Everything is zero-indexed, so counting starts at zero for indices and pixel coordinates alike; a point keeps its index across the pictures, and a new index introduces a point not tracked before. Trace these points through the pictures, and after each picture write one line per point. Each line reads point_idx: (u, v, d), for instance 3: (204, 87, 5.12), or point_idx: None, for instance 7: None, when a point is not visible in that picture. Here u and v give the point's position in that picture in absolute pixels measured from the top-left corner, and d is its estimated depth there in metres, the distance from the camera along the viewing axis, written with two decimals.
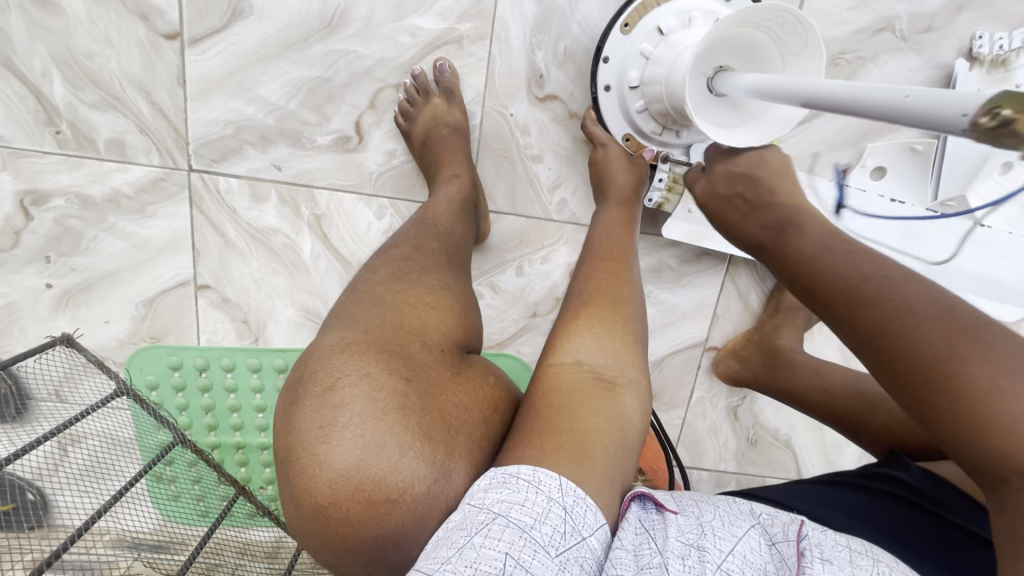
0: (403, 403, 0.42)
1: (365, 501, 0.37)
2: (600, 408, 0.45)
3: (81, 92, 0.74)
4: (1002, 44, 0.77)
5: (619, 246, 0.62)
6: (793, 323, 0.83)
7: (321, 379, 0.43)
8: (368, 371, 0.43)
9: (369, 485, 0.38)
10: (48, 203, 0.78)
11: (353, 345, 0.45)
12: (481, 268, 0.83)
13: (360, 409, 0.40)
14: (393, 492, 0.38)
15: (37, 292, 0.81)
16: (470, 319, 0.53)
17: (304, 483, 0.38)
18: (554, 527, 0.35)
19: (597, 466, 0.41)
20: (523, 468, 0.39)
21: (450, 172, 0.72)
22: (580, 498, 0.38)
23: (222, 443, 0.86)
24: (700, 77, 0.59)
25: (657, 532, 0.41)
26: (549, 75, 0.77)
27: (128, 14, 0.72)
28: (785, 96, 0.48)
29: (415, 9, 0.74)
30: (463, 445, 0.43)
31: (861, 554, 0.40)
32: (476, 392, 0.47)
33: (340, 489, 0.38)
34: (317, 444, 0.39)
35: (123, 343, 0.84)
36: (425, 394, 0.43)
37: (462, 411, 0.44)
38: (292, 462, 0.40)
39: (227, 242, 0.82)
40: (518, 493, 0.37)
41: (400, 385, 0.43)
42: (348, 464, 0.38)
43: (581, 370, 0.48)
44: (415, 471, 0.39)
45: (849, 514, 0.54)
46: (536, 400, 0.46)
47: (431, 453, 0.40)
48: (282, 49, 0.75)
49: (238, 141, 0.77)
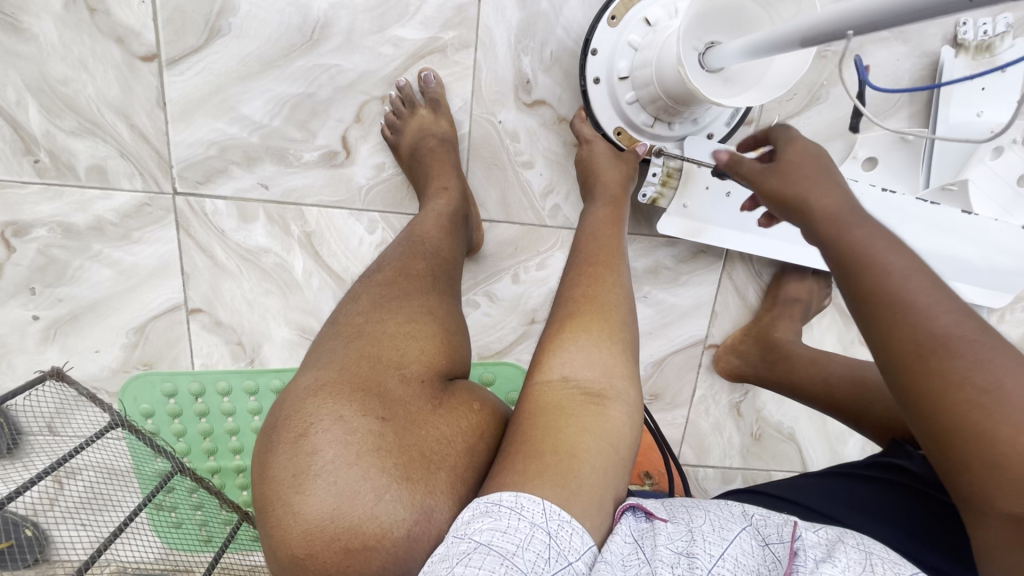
0: (378, 444, 0.41)
1: (342, 550, 0.37)
2: (588, 427, 0.44)
3: (58, 118, 0.73)
4: (985, 30, 0.77)
5: (606, 247, 0.60)
6: (789, 316, 0.83)
7: (294, 424, 0.41)
8: (342, 413, 0.41)
9: (344, 534, 0.37)
10: (31, 234, 0.76)
11: (326, 386, 0.43)
12: (476, 278, 0.82)
13: (334, 455, 0.39)
14: (371, 539, 0.37)
15: (23, 325, 0.79)
16: (455, 343, 0.51)
17: (279, 534, 0.38)
18: (538, 553, 0.35)
19: (583, 486, 0.40)
20: (505, 494, 0.38)
21: (439, 185, 0.71)
22: (565, 521, 0.37)
23: (221, 467, 0.85)
24: (692, 50, 0.58)
25: (646, 541, 0.41)
26: (535, 80, 0.76)
27: (103, 37, 0.70)
28: (780, 45, 0.47)
29: (397, 19, 0.73)
30: (444, 479, 0.41)
31: (854, 547, 0.40)
32: (460, 422, 0.45)
33: (316, 538, 0.37)
34: (291, 495, 0.38)
35: (116, 372, 0.83)
36: (402, 430, 0.42)
37: (443, 444, 0.43)
38: (267, 512, 0.39)
39: (217, 264, 0.80)
40: (500, 520, 0.36)
41: (376, 424, 0.42)
42: (324, 512, 0.37)
43: (568, 387, 0.47)
44: (392, 515, 0.38)
45: (855, 507, 0.53)
46: (522, 424, 0.45)
47: (409, 495, 0.39)
48: (263, 66, 0.73)
49: (223, 161, 0.76)
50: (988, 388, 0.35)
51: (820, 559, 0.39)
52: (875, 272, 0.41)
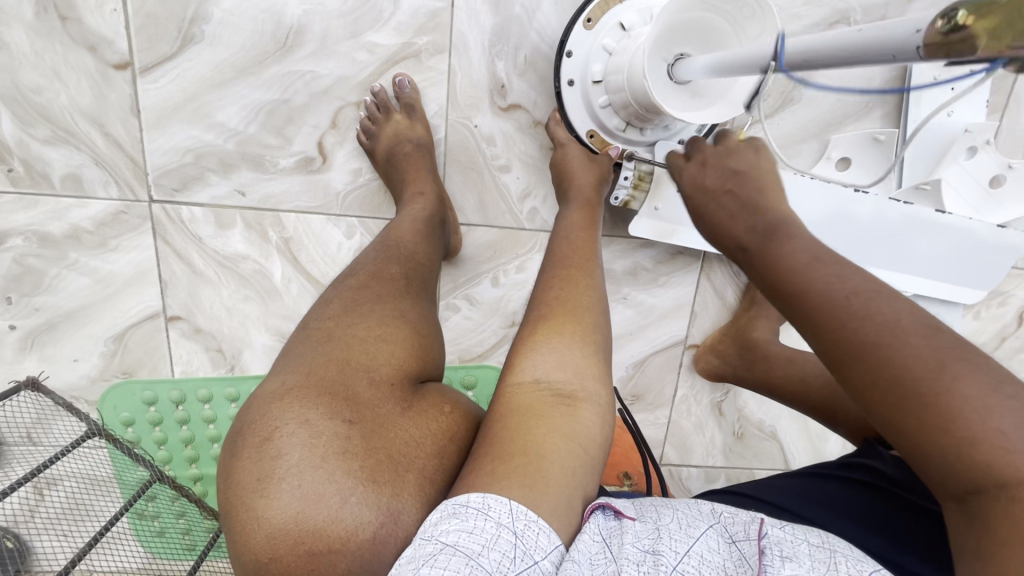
0: (345, 448, 0.41)
1: (306, 554, 0.37)
2: (558, 428, 0.44)
3: (32, 127, 0.72)
4: None
5: (581, 251, 0.60)
6: (767, 316, 0.83)
7: (260, 429, 0.41)
8: (308, 417, 0.41)
9: (309, 537, 0.37)
10: (6, 243, 0.76)
11: (294, 390, 0.43)
12: (456, 281, 0.83)
13: (299, 458, 0.39)
14: (335, 542, 0.37)
15: (1, 334, 0.79)
16: (427, 347, 0.51)
17: (244, 538, 0.38)
18: (503, 553, 0.35)
19: (552, 486, 0.40)
20: (472, 497, 0.38)
21: (415, 189, 0.71)
22: (532, 521, 0.37)
23: (204, 475, 0.85)
24: (661, 62, 0.59)
25: (614, 539, 0.41)
26: (511, 84, 0.76)
27: (75, 46, 0.70)
28: (737, 65, 0.49)
29: (371, 25, 0.73)
30: (412, 482, 0.41)
31: (819, 546, 0.40)
32: (430, 424, 0.46)
33: (280, 542, 0.37)
34: (255, 499, 0.38)
35: (95, 381, 0.83)
36: (370, 433, 0.42)
37: (411, 446, 0.43)
38: (232, 517, 0.39)
39: (195, 271, 0.80)
40: (466, 522, 0.37)
41: (343, 428, 0.42)
42: (288, 516, 0.37)
43: (539, 388, 0.47)
44: (357, 518, 0.38)
45: (830, 509, 0.54)
46: (493, 425, 0.46)
47: (375, 498, 0.39)
48: (237, 73, 0.73)
49: (198, 168, 0.76)
50: (932, 381, 0.35)
51: (784, 556, 0.39)
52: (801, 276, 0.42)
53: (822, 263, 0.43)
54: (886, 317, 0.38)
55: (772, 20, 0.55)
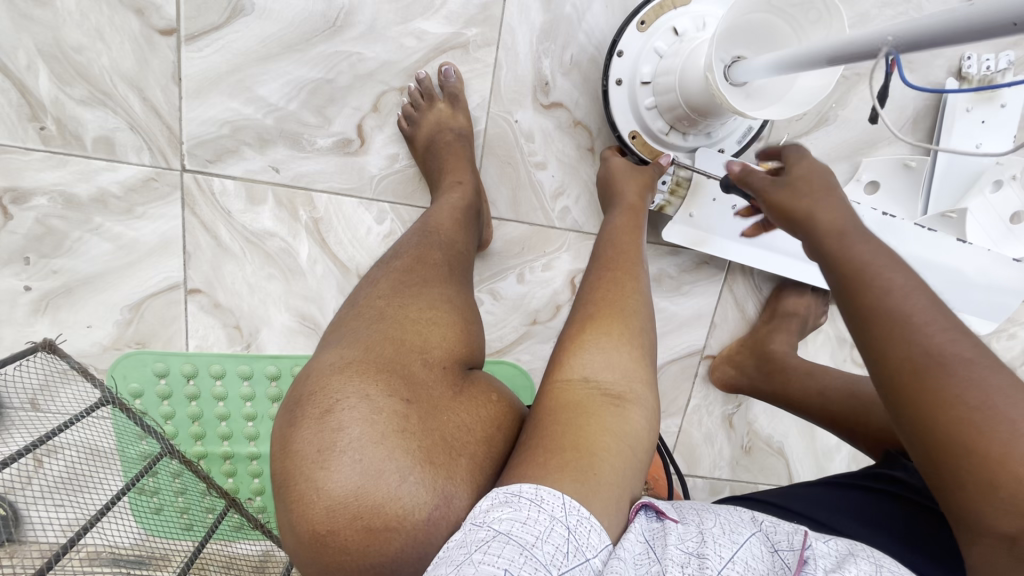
0: (403, 426, 0.41)
1: (363, 529, 0.36)
2: (608, 426, 0.44)
3: (69, 86, 0.71)
4: (989, 65, 0.78)
5: (626, 255, 0.60)
6: (786, 329, 0.83)
7: (319, 400, 0.41)
8: (367, 392, 0.41)
9: (366, 512, 0.37)
10: (30, 202, 0.75)
11: (352, 364, 0.43)
12: (481, 274, 0.82)
13: (360, 432, 0.39)
14: (393, 519, 0.37)
15: (14, 295, 0.78)
16: (473, 335, 0.51)
17: (300, 508, 0.37)
18: (556, 546, 0.35)
19: (603, 484, 0.40)
20: (525, 486, 0.38)
21: (453, 179, 0.71)
22: (584, 517, 0.37)
23: (209, 453, 0.84)
24: (719, 63, 0.58)
25: (657, 541, 0.41)
26: (554, 82, 0.76)
27: (123, 8, 0.70)
28: (811, 60, 0.48)
29: (421, 13, 0.73)
30: (464, 467, 0.41)
31: (864, 559, 0.41)
32: (480, 411, 0.45)
33: (339, 515, 0.36)
34: (315, 470, 0.38)
35: (106, 350, 0.81)
36: (426, 414, 0.42)
37: (463, 431, 0.43)
38: (288, 486, 0.39)
39: (220, 244, 0.79)
40: (519, 511, 0.36)
41: (400, 406, 0.42)
42: (347, 488, 0.37)
43: (586, 385, 0.47)
44: (414, 497, 0.38)
45: (851, 517, 0.54)
46: (542, 417, 0.46)
47: (432, 478, 0.39)
48: (284, 49, 0.73)
49: (235, 141, 0.75)
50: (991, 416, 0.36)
51: (829, 569, 0.39)
52: (882, 290, 0.44)
53: (901, 273, 0.45)
54: (952, 344, 0.40)
55: (839, 20, 0.54)
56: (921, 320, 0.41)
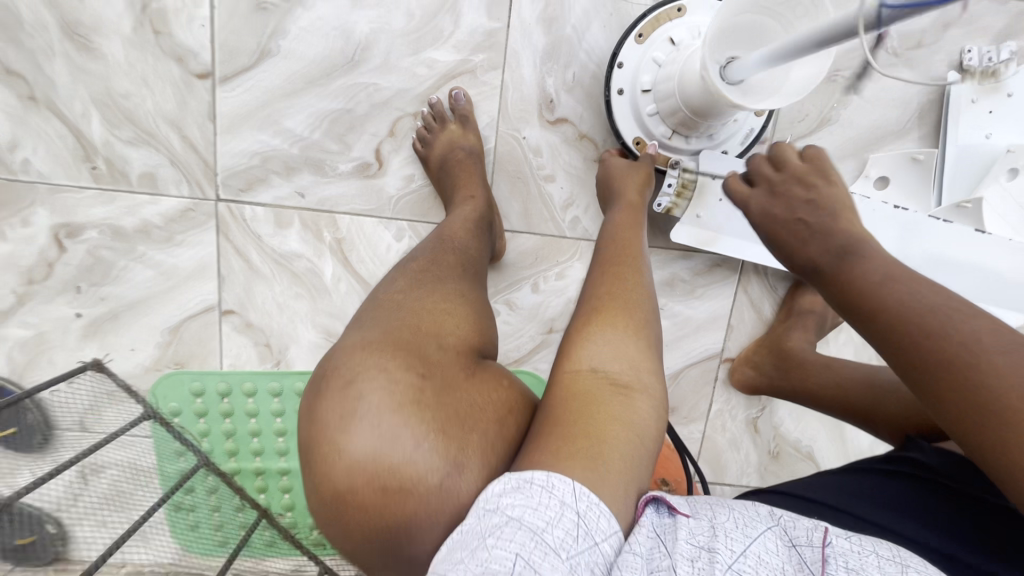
0: (419, 398, 0.43)
1: (380, 490, 0.39)
2: (617, 416, 0.46)
3: (117, 128, 0.79)
4: (990, 57, 0.78)
5: (628, 251, 0.61)
6: (801, 327, 0.82)
7: (342, 373, 0.44)
8: (387, 366, 0.44)
9: (383, 474, 0.39)
10: (82, 235, 0.82)
11: (373, 342, 0.46)
12: (497, 286, 0.85)
13: (379, 402, 0.41)
14: (407, 483, 0.39)
15: (67, 322, 0.84)
16: (485, 325, 0.54)
17: (323, 471, 0.40)
18: (565, 531, 0.37)
19: (612, 472, 0.42)
20: (537, 473, 0.40)
21: (466, 193, 0.75)
22: (593, 503, 0.39)
23: (242, 468, 0.88)
24: (716, 66, 0.60)
25: (668, 536, 0.41)
26: (559, 99, 0.80)
27: (164, 57, 0.77)
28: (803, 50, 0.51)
29: (432, 43, 0.78)
30: (477, 440, 0.43)
31: (890, 560, 0.40)
32: (492, 393, 0.47)
33: (358, 476, 0.39)
34: (336, 434, 0.41)
35: (148, 370, 0.87)
36: (441, 389, 0.44)
37: (477, 408, 0.45)
38: (312, 451, 0.41)
39: (251, 267, 0.85)
40: (531, 497, 0.38)
41: (417, 380, 0.44)
42: (364, 453, 0.39)
43: (597, 375, 0.48)
44: (427, 463, 0.40)
45: (870, 501, 0.52)
46: (553, 405, 0.47)
47: (444, 448, 0.41)
48: (307, 84, 0.79)
49: (264, 170, 0.81)
50: None
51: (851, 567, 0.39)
52: (898, 293, 0.44)
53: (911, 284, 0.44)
54: (991, 347, 0.38)
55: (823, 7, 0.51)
56: (955, 337, 0.39)
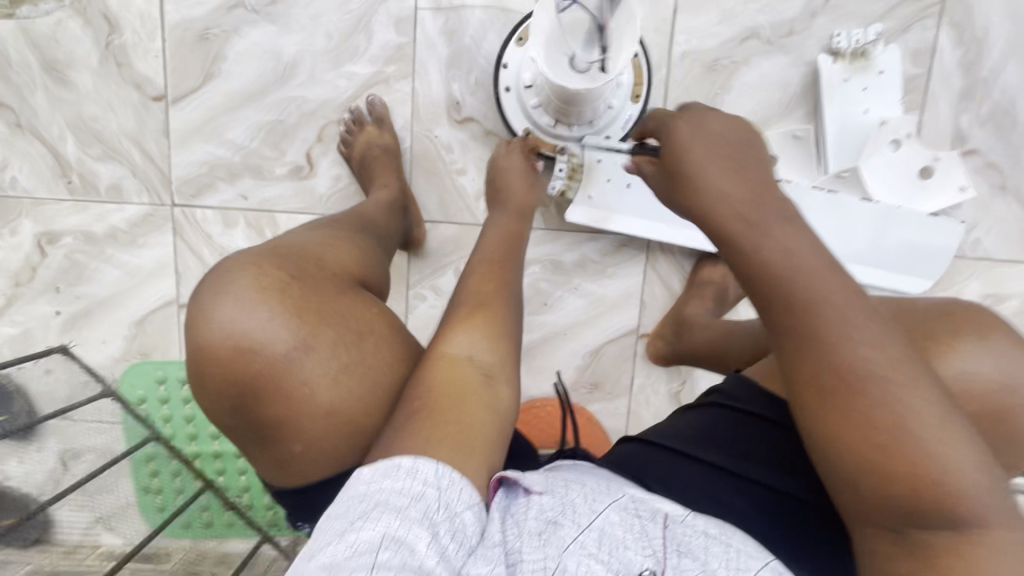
0: (285, 292, 0.51)
1: (235, 349, 0.48)
2: (479, 403, 0.50)
3: (88, 147, 0.92)
4: (858, 38, 0.84)
5: (505, 251, 0.66)
6: (698, 296, 0.87)
7: (227, 268, 0.53)
8: (264, 266, 0.53)
9: (239, 338, 0.48)
10: (60, 241, 0.94)
11: (261, 252, 0.55)
12: (422, 272, 0.93)
13: (249, 288, 0.51)
14: (258, 348, 0.48)
15: (48, 319, 0.96)
16: (367, 264, 0.63)
17: (194, 335, 0.49)
18: (429, 508, 0.40)
19: (475, 457, 0.46)
20: (404, 458, 0.43)
21: (381, 183, 0.85)
22: (457, 478, 0.43)
23: (202, 451, 0.97)
24: (562, 57, 0.71)
25: (520, 516, 0.44)
26: (464, 100, 0.89)
27: (126, 84, 0.90)
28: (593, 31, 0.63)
29: (350, 58, 0.89)
30: (331, 333, 0.51)
31: (715, 537, 0.45)
32: (357, 304, 0.55)
33: (220, 340, 0.48)
34: (210, 307, 0.50)
35: (117, 361, 0.97)
36: (308, 290, 0.53)
37: (339, 311, 0.53)
38: (191, 320, 0.51)
39: (204, 264, 0.95)
40: (398, 481, 0.41)
41: (288, 280, 0.53)
42: (230, 325, 0.48)
43: (468, 366, 0.52)
44: (278, 336, 0.49)
45: (702, 444, 0.56)
46: (424, 389, 0.50)
47: (296, 327, 0.50)
48: (245, 100, 0.90)
49: (211, 177, 0.92)
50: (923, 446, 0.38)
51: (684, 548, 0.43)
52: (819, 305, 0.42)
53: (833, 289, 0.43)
54: (889, 373, 0.40)
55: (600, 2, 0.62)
56: (866, 364, 0.40)
